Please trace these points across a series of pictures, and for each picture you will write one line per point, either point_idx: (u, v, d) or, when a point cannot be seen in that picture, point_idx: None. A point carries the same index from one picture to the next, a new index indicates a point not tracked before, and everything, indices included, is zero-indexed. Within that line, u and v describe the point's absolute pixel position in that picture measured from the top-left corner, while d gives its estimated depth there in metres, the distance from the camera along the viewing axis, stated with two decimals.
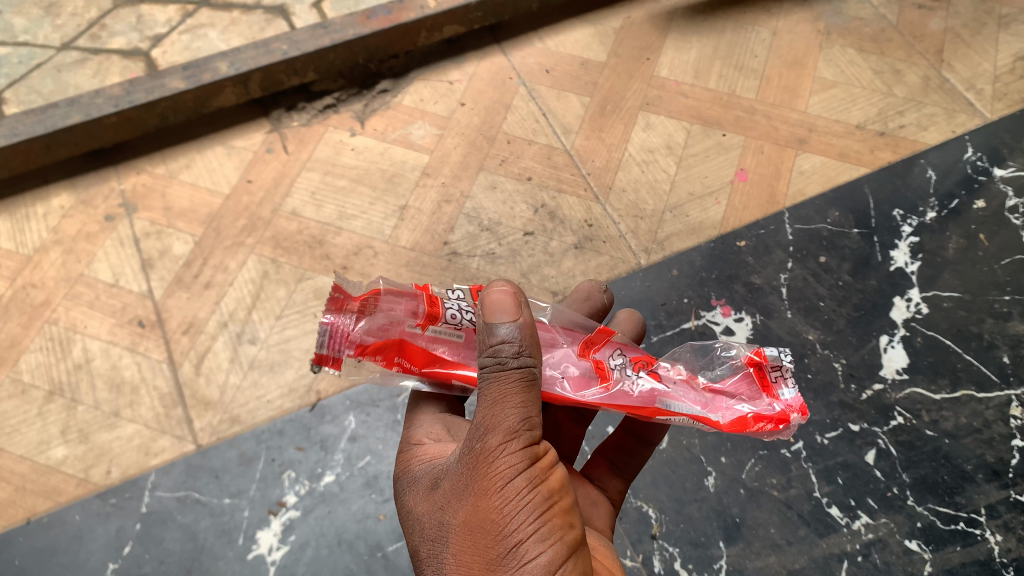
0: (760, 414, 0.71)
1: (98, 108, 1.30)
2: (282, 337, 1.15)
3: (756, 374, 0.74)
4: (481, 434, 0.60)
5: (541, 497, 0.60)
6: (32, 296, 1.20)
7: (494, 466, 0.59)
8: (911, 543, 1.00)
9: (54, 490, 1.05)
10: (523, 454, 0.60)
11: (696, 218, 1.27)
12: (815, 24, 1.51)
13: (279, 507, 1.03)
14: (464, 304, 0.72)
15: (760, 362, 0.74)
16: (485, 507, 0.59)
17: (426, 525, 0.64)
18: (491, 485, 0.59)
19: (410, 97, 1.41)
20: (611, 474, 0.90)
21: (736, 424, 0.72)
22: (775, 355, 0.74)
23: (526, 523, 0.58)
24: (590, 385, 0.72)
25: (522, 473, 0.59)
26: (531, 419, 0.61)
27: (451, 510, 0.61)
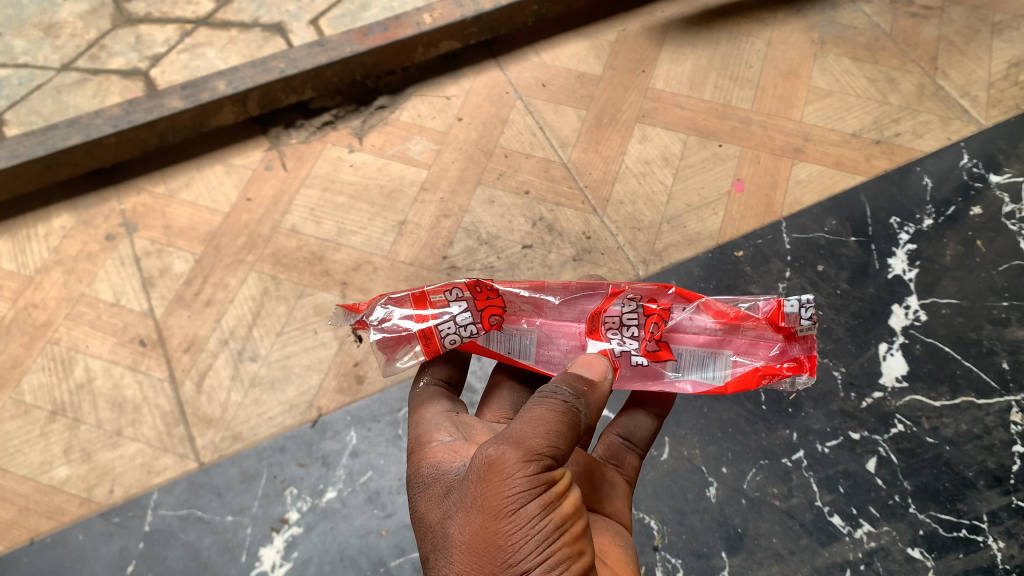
0: (768, 370, 0.74)
1: (97, 129, 1.30)
2: (283, 353, 1.16)
3: (773, 324, 0.74)
4: (503, 449, 0.60)
5: (552, 527, 0.59)
6: (34, 316, 1.21)
7: (506, 486, 0.59)
8: (914, 551, 1.00)
9: (57, 510, 1.05)
10: (536, 480, 0.59)
11: (693, 228, 1.27)
12: (809, 34, 1.52)
13: (281, 524, 1.03)
14: (463, 318, 0.74)
15: (779, 318, 0.73)
16: (492, 526, 0.59)
17: (431, 533, 0.63)
18: (502, 505, 0.59)
19: (407, 113, 1.42)
20: (624, 446, 0.86)
21: (740, 384, 0.74)
22: (795, 311, 0.72)
23: (533, 551, 0.58)
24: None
25: (536, 500, 0.59)
26: (556, 449, 0.61)
27: (457, 521, 0.61)
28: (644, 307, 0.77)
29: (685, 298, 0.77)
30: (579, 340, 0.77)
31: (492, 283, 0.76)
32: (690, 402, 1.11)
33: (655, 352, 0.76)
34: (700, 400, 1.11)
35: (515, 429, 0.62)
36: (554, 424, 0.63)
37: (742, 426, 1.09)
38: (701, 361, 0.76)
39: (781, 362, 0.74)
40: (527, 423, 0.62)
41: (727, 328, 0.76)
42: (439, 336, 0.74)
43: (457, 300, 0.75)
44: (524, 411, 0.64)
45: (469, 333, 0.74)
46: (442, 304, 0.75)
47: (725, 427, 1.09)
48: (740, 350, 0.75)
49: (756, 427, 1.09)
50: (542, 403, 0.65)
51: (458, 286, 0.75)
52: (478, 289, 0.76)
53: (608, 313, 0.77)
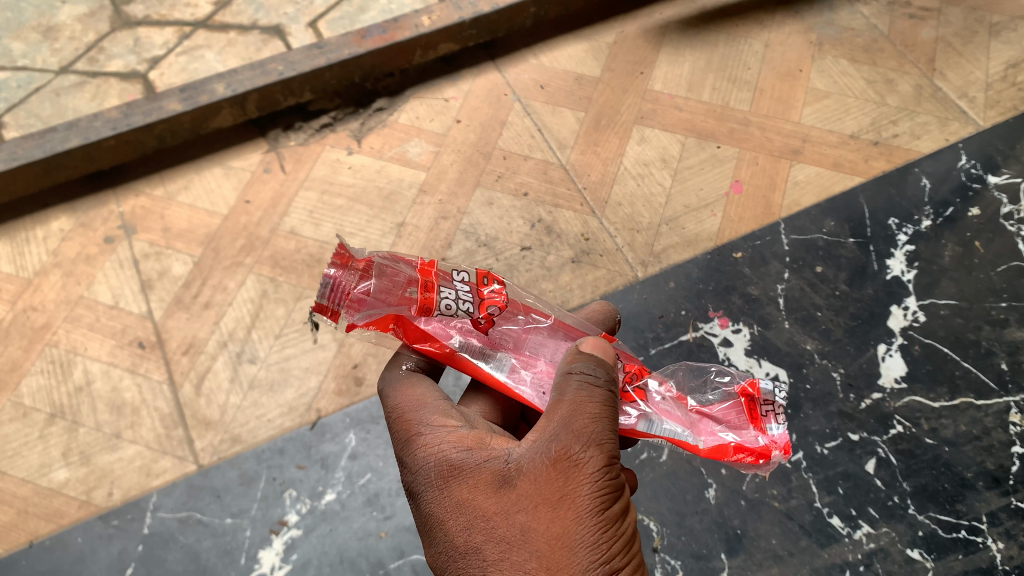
0: (739, 448, 0.68)
1: (96, 131, 1.30)
2: (282, 356, 1.16)
3: (746, 403, 0.70)
4: (586, 447, 0.61)
5: (627, 531, 0.61)
6: (32, 319, 1.21)
7: (595, 485, 0.60)
8: (913, 552, 1.00)
9: (56, 512, 1.05)
10: (614, 481, 0.62)
11: (691, 230, 1.28)
12: (807, 35, 1.52)
13: (281, 526, 1.03)
14: (463, 293, 0.68)
15: (752, 393, 0.70)
16: (581, 523, 0.59)
17: (488, 524, 0.60)
18: (592, 502, 0.59)
19: (405, 115, 1.42)
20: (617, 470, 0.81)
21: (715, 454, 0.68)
22: (768, 388, 0.71)
23: (618, 553, 0.59)
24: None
25: (614, 502, 0.61)
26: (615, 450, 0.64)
27: (534, 515, 0.59)
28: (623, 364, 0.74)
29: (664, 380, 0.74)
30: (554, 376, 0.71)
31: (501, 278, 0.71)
32: None
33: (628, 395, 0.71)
34: None
35: (589, 427, 0.62)
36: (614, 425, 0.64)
37: None
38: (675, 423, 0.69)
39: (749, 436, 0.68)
40: (597, 421, 0.63)
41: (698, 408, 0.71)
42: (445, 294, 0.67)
43: (465, 279, 0.70)
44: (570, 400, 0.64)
45: (468, 308, 0.68)
46: (448, 277, 0.69)
47: None
48: (710, 425, 0.70)
49: None
50: (594, 397, 0.64)
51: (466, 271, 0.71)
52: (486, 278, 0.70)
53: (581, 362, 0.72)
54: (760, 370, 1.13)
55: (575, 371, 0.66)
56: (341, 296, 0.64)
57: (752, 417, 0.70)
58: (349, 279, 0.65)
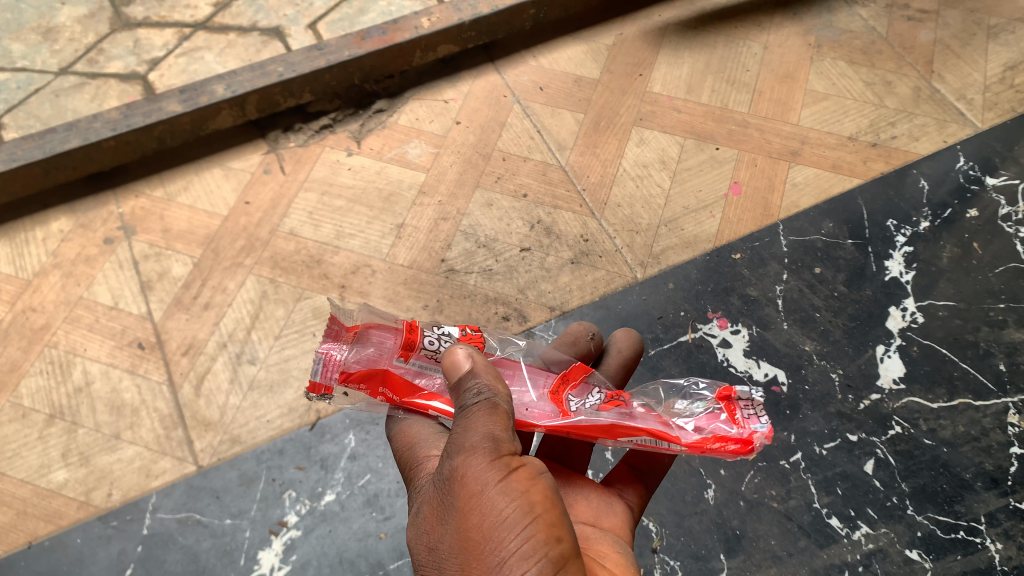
0: (713, 440, 0.72)
1: (96, 132, 1.30)
2: (282, 356, 1.16)
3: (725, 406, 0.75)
4: (456, 456, 0.63)
5: (521, 511, 0.59)
6: (32, 320, 1.21)
7: (470, 485, 0.61)
8: (912, 553, 1.00)
9: (56, 513, 1.05)
10: (495, 471, 0.61)
11: (691, 231, 1.28)
12: (806, 37, 1.52)
13: (281, 527, 1.03)
14: (443, 338, 0.77)
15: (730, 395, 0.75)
16: (463, 527, 0.60)
17: (419, 554, 0.65)
18: (467, 503, 0.60)
19: (405, 116, 1.42)
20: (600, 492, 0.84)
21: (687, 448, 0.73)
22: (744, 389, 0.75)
23: (507, 540, 0.58)
24: (549, 415, 0.75)
25: (496, 487, 0.60)
26: (500, 440, 0.63)
27: (438, 533, 0.62)
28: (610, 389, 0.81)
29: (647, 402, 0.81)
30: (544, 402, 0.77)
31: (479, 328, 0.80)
32: None
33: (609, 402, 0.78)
34: None
35: (460, 434, 0.64)
36: (488, 418, 0.64)
37: None
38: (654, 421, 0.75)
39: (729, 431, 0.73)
40: (466, 426, 0.64)
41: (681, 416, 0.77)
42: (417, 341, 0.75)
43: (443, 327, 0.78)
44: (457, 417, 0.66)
45: (446, 350, 0.76)
46: (427, 327, 0.78)
47: None
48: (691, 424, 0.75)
49: None
50: (463, 406, 0.66)
51: (446, 322, 0.79)
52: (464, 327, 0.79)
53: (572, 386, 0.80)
54: (759, 371, 1.14)
55: (459, 389, 0.68)
56: (332, 372, 0.74)
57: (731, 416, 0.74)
58: (337, 354, 0.75)
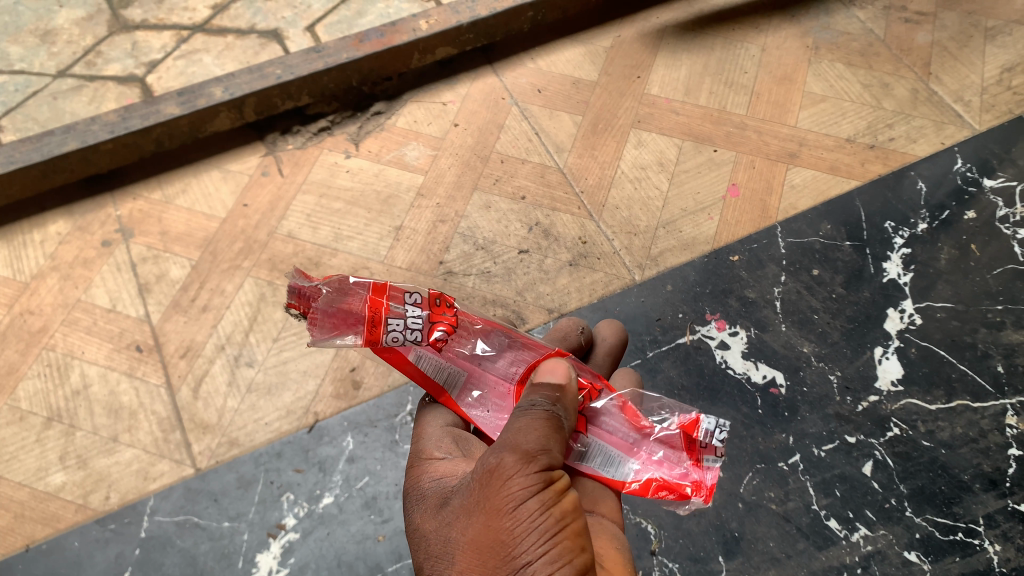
0: (666, 484, 0.72)
1: (93, 135, 1.30)
2: (279, 359, 1.16)
3: (686, 441, 0.74)
4: (501, 453, 0.62)
5: (552, 521, 0.60)
6: (29, 322, 1.20)
7: (508, 487, 0.60)
8: (910, 555, 1.00)
9: (53, 516, 1.05)
10: (536, 480, 0.61)
11: (689, 233, 1.28)
12: (804, 39, 1.53)
13: (279, 529, 1.03)
14: (416, 322, 0.70)
15: (693, 432, 0.73)
16: (493, 525, 0.59)
17: (428, 539, 0.63)
18: (504, 503, 0.60)
19: (403, 118, 1.42)
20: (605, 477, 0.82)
21: (640, 489, 0.73)
22: (710, 428, 0.72)
23: (534, 544, 0.58)
24: None
25: (535, 495, 0.60)
26: (551, 452, 0.63)
27: (458, 525, 0.61)
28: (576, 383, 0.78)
29: (613, 396, 0.80)
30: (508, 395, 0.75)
31: (454, 302, 0.74)
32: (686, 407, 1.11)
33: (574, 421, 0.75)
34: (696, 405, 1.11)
35: (512, 436, 0.64)
36: (544, 428, 0.64)
37: (738, 430, 1.09)
38: (610, 452, 0.74)
39: (683, 480, 0.73)
40: (519, 429, 0.64)
41: (642, 435, 0.76)
42: (387, 331, 0.69)
43: (416, 303, 0.71)
44: (512, 418, 0.66)
45: (416, 336, 0.70)
46: (399, 302, 0.70)
47: None
48: (648, 457, 0.74)
49: (753, 431, 1.09)
50: (525, 412, 0.66)
51: (419, 293, 0.72)
52: (437, 302, 0.73)
53: None
54: (758, 373, 1.14)
55: (527, 397, 0.68)
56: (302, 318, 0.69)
57: (688, 457, 0.74)
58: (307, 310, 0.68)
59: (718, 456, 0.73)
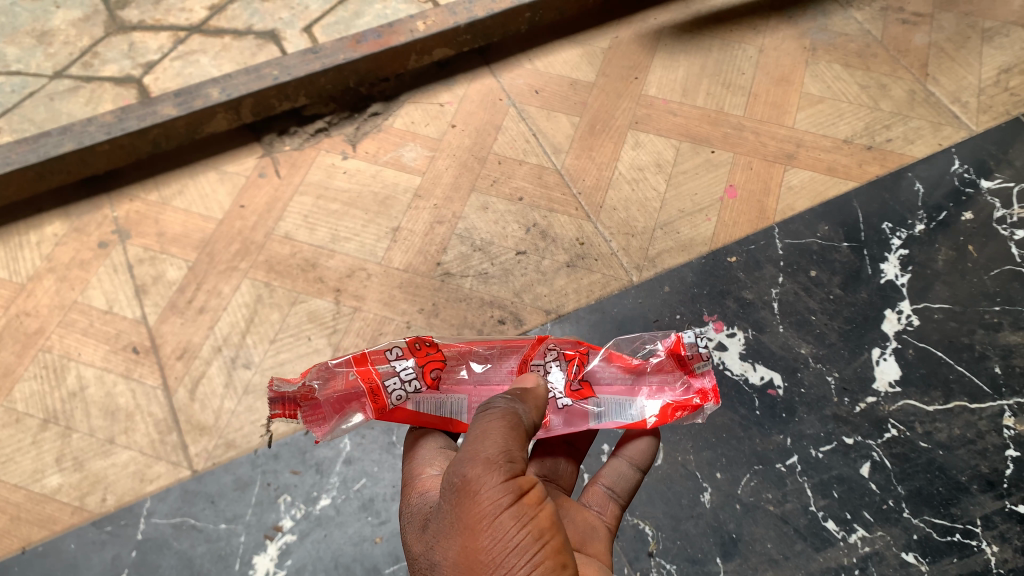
0: (679, 404, 0.76)
1: (90, 136, 1.30)
2: (276, 360, 1.16)
3: (675, 360, 0.77)
4: (464, 467, 0.60)
5: (531, 537, 0.58)
6: (26, 324, 1.20)
7: (478, 503, 0.58)
8: (908, 556, 1.00)
9: (49, 518, 1.04)
10: (508, 492, 0.59)
11: (686, 234, 1.28)
12: (802, 40, 1.53)
13: (276, 531, 1.03)
14: (408, 374, 0.71)
15: (679, 351, 0.76)
16: (473, 546, 0.58)
17: (416, 561, 0.63)
18: (478, 522, 0.58)
19: (401, 119, 1.42)
20: (608, 496, 0.84)
21: (658, 421, 0.76)
22: (692, 341, 0.76)
23: (517, 564, 0.57)
24: None
25: (508, 509, 0.58)
26: (514, 458, 0.61)
27: (439, 546, 0.60)
28: (564, 354, 0.78)
29: (596, 349, 0.80)
30: None
31: (432, 339, 0.74)
32: None
33: (579, 391, 0.76)
34: None
35: (472, 446, 0.61)
36: (504, 435, 0.62)
37: (736, 431, 1.09)
38: (617, 403, 0.77)
39: (690, 395, 0.76)
40: (480, 438, 0.62)
41: (635, 373, 0.78)
42: (387, 396, 0.70)
43: (399, 357, 0.72)
44: (474, 427, 0.64)
45: (416, 386, 0.71)
46: (384, 362, 0.71)
47: (718, 432, 1.09)
48: (651, 390, 0.77)
49: (750, 432, 1.09)
50: (483, 419, 0.63)
51: (398, 345, 0.73)
52: (419, 346, 0.73)
53: (533, 363, 0.77)
54: (756, 374, 1.14)
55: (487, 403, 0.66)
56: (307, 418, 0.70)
57: (683, 373, 0.77)
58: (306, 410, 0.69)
59: (708, 360, 0.76)
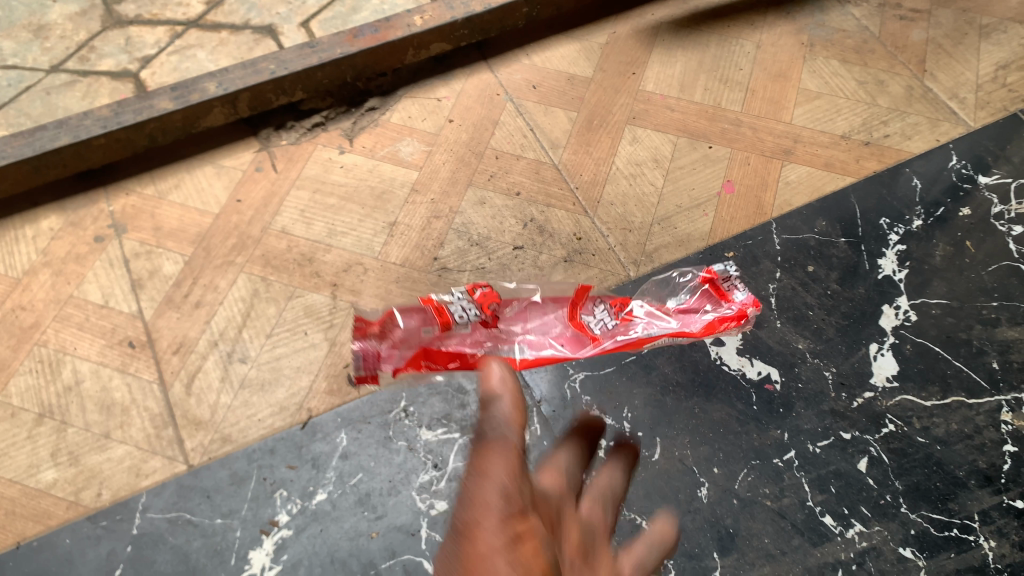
0: (723, 317, 1.01)
1: (86, 130, 1.29)
2: (273, 355, 1.15)
3: (712, 288, 1.04)
4: (459, 512, 0.51)
5: None
6: (21, 318, 1.20)
7: (475, 552, 0.48)
8: (905, 551, 1.00)
9: (44, 513, 1.04)
10: (504, 534, 0.49)
11: (684, 229, 1.28)
12: (799, 36, 1.52)
13: (272, 527, 1.02)
14: (467, 304, 0.95)
15: (715, 279, 1.05)
16: None
17: None
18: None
19: (398, 114, 1.42)
20: (595, 501, 0.64)
21: (710, 328, 1.01)
22: (724, 272, 1.06)
23: None
24: (584, 345, 0.99)
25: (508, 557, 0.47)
26: (513, 489, 0.52)
27: None
28: (609, 301, 1.03)
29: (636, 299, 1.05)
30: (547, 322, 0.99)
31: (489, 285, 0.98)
32: (681, 403, 1.11)
33: (625, 317, 1.02)
34: (691, 401, 1.11)
35: (467, 487, 0.53)
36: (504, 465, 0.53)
37: (733, 426, 1.09)
38: (667, 322, 1.02)
39: (730, 311, 1.02)
40: (477, 474, 0.53)
41: (682, 308, 1.04)
42: (450, 314, 0.93)
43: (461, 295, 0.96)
44: (471, 463, 0.55)
45: (474, 313, 0.94)
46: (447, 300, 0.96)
47: (716, 427, 1.09)
48: (697, 312, 1.03)
49: (747, 427, 1.09)
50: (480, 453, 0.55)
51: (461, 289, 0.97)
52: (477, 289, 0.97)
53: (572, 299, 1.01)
54: (753, 368, 1.14)
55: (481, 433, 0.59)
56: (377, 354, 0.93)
57: (722, 296, 1.03)
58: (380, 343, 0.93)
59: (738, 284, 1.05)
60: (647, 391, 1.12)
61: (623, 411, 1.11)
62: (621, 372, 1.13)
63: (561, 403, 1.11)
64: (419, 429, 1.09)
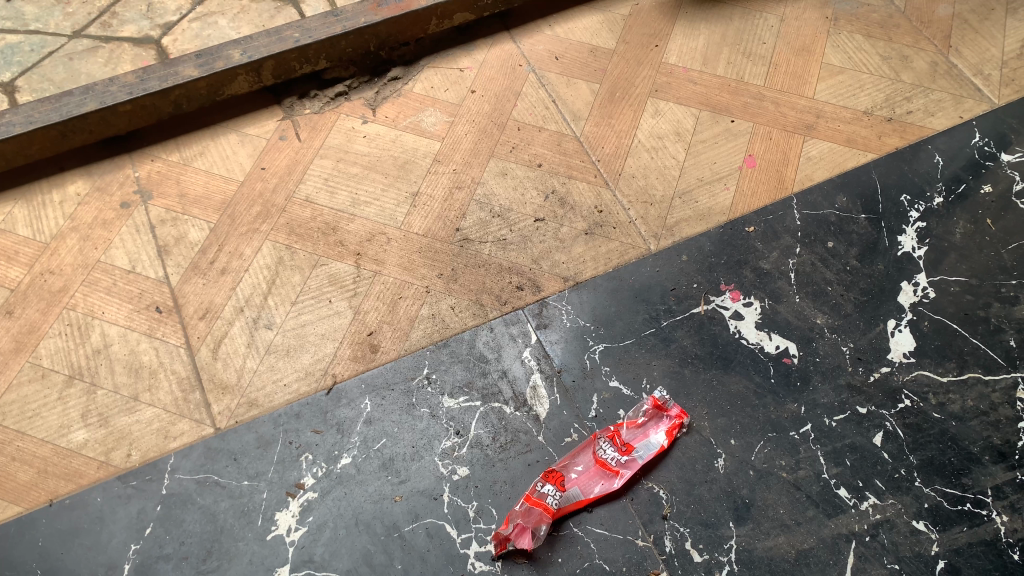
0: (674, 425, 1.07)
1: (112, 96, 1.30)
2: (298, 322, 1.17)
3: (660, 407, 1.09)
4: None
5: None
6: (50, 282, 1.21)
7: None
8: (919, 524, 1.01)
9: (75, 472, 1.06)
10: None
11: (705, 203, 1.28)
12: (824, 10, 1.51)
13: (297, 488, 1.05)
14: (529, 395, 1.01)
15: (659, 405, 1.09)
16: None
17: None
18: None
19: (421, 84, 1.42)
20: None
21: (670, 441, 1.07)
22: (662, 395, 1.10)
23: None
24: (614, 479, 1.04)
25: None
26: None
27: None
28: (616, 450, 1.06)
29: (612, 431, 1.08)
30: (595, 472, 1.04)
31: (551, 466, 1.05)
32: (700, 374, 1.12)
33: (624, 448, 1.06)
34: (709, 373, 1.12)
35: None
36: None
37: (751, 399, 1.10)
38: (645, 446, 1.06)
39: (674, 419, 1.08)
40: None
41: (650, 415, 1.09)
42: (510, 535, 1.00)
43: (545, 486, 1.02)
44: None
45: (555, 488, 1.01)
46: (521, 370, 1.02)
47: (734, 400, 1.10)
48: (656, 430, 1.08)
49: (765, 400, 1.10)
50: None
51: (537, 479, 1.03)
52: (549, 473, 1.03)
53: (601, 456, 1.05)
54: (771, 343, 1.15)
55: None
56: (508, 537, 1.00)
57: (665, 409, 1.09)
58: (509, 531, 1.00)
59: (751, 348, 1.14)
60: (666, 363, 1.13)
61: (642, 382, 1.12)
62: (641, 343, 1.15)
63: (581, 373, 1.13)
64: (442, 397, 1.11)
